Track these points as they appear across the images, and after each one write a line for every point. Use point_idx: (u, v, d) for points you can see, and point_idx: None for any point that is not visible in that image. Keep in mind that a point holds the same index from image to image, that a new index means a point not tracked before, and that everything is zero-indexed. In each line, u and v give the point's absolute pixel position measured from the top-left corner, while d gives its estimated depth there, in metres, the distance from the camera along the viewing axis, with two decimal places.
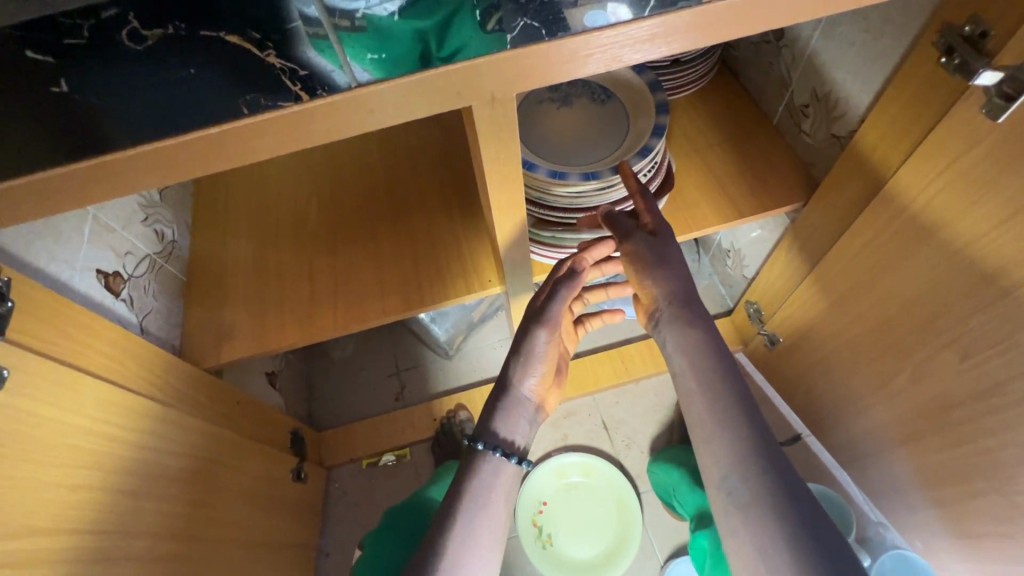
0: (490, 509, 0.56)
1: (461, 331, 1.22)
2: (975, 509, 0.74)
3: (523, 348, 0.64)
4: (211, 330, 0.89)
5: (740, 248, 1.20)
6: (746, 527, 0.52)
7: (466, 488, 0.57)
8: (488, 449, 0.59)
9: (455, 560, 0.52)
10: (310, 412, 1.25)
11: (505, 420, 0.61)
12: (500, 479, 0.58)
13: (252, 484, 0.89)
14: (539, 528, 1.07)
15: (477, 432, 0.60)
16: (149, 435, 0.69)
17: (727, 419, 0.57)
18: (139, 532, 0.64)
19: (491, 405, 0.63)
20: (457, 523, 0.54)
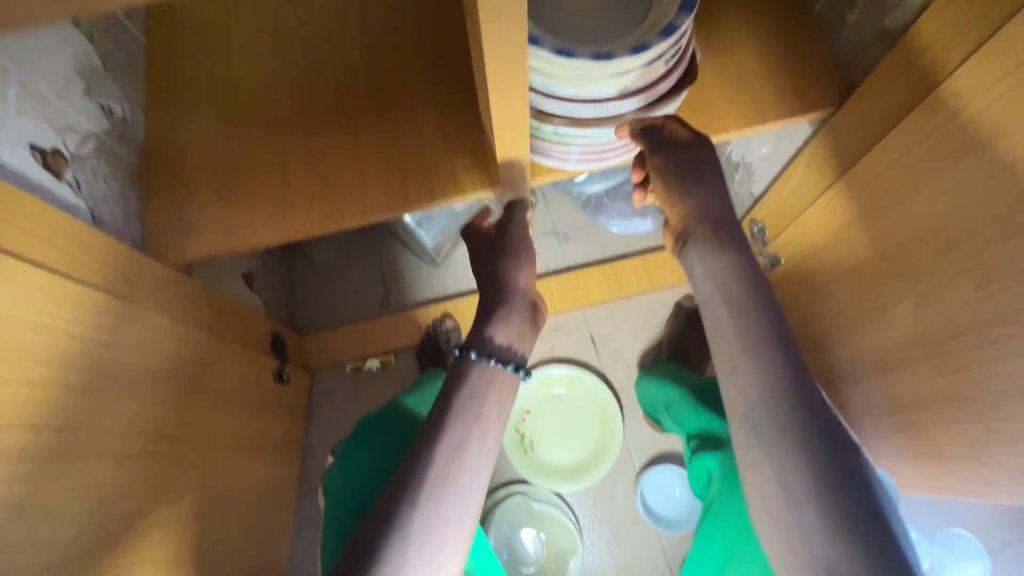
0: (483, 421, 0.52)
1: (449, 238, 1.15)
2: (948, 434, 0.75)
3: (510, 250, 0.62)
4: (175, 224, 0.82)
5: (750, 162, 1.12)
6: (770, 459, 0.51)
7: (454, 399, 0.52)
8: (483, 358, 0.55)
9: (445, 473, 0.48)
10: (293, 316, 1.21)
11: (499, 324, 0.58)
12: (490, 392, 0.54)
13: (232, 383, 0.87)
14: (520, 436, 1.08)
15: (470, 342, 0.56)
16: (110, 331, 0.64)
17: (757, 350, 0.54)
18: (107, 430, 0.61)
19: (482, 315, 0.59)
20: (446, 434, 0.50)
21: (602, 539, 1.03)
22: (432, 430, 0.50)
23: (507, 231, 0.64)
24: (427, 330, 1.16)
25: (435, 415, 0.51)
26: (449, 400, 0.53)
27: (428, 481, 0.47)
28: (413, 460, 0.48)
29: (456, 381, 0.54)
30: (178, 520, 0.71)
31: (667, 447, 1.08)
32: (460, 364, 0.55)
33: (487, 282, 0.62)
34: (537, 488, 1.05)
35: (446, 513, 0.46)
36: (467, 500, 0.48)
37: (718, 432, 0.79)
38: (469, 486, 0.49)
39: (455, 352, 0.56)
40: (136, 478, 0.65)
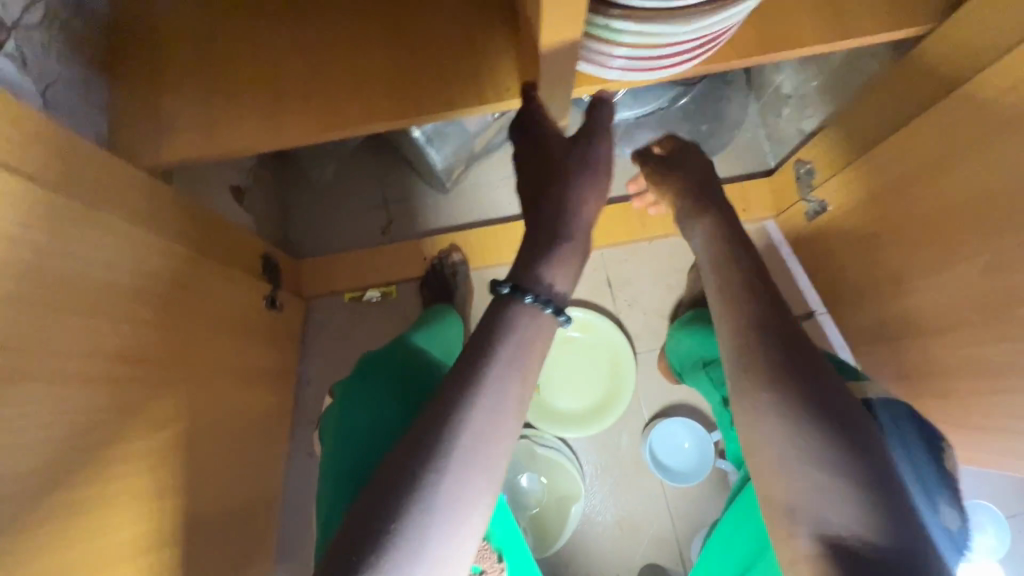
0: (528, 379, 0.41)
1: (462, 160, 1.03)
2: (989, 404, 0.70)
3: (570, 166, 0.49)
4: (147, 118, 0.70)
5: (806, 92, 1.01)
6: (753, 391, 0.51)
7: (494, 346, 0.41)
8: (537, 304, 0.42)
9: (473, 440, 0.39)
10: (286, 238, 1.12)
11: (557, 263, 0.45)
12: (537, 334, 0.42)
13: (219, 307, 0.80)
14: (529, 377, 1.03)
15: (518, 280, 0.43)
16: (68, 240, 0.55)
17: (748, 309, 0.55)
18: (68, 351, 0.54)
19: (532, 244, 0.45)
20: (481, 394, 0.39)
21: (605, 487, 1.00)
22: (462, 384, 0.40)
23: (576, 148, 0.50)
24: (432, 263, 1.07)
25: (463, 367, 0.40)
26: (483, 347, 0.41)
27: (454, 448, 0.38)
28: (436, 421, 0.39)
29: (491, 322, 0.42)
30: (159, 450, 0.65)
31: (678, 398, 1.03)
32: (499, 302, 0.43)
33: (544, 207, 0.47)
34: (540, 432, 1.01)
35: (470, 492, 0.38)
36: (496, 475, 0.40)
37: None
38: (500, 458, 0.40)
39: (503, 290, 0.43)
40: (110, 404, 0.59)
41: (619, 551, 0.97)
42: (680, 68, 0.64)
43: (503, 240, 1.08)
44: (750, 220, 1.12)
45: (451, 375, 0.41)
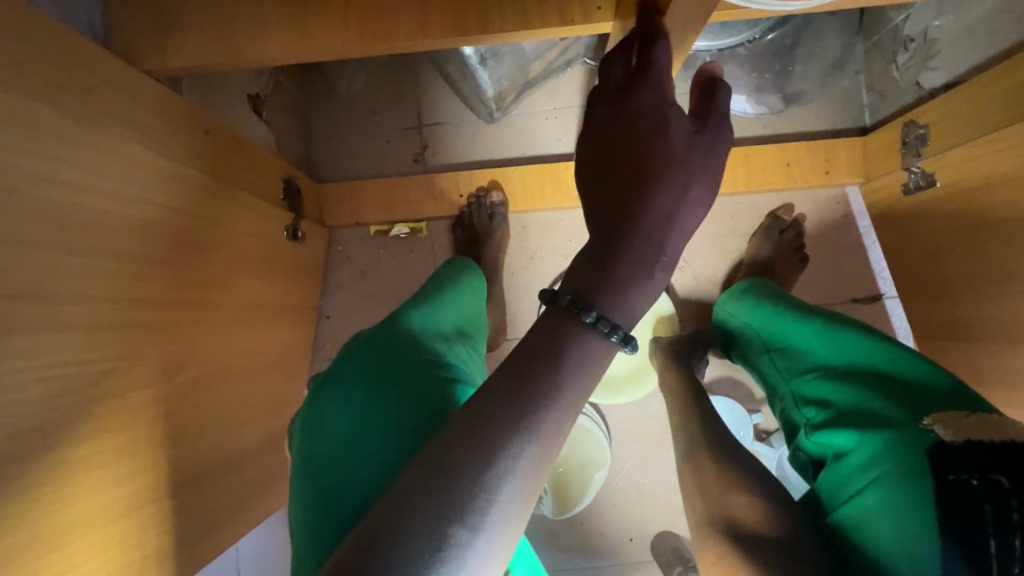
0: (575, 415, 0.33)
1: (513, 87, 0.89)
2: None
3: (684, 170, 0.35)
4: (149, 4, 0.57)
5: (938, 38, 0.82)
6: (702, 468, 0.61)
7: (543, 368, 0.32)
8: (619, 342, 0.33)
9: (498, 507, 0.30)
10: (309, 157, 1.01)
11: (645, 288, 0.34)
12: (592, 366, 0.33)
13: (236, 240, 0.71)
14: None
15: (583, 293, 0.33)
16: (55, 164, 0.45)
17: (704, 413, 0.70)
18: (66, 296, 0.46)
19: (620, 263, 0.34)
20: (520, 434, 0.30)
21: (630, 454, 0.97)
22: (486, 428, 0.30)
23: (695, 136, 0.36)
24: (469, 202, 0.96)
25: (492, 405, 0.31)
26: (518, 380, 0.32)
27: (483, 499, 0.30)
28: (448, 476, 0.30)
29: (539, 344, 0.33)
30: (177, 396, 0.60)
31: (718, 373, 0.97)
32: (553, 320, 0.33)
33: (641, 212, 0.34)
34: None
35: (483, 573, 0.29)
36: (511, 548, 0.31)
37: (870, 410, 0.54)
38: (520, 526, 0.31)
39: (587, 319, 0.32)
40: (119, 350, 0.52)
41: (637, 518, 0.96)
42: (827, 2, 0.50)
43: (551, 183, 0.95)
44: (831, 185, 0.98)
45: (469, 414, 0.31)
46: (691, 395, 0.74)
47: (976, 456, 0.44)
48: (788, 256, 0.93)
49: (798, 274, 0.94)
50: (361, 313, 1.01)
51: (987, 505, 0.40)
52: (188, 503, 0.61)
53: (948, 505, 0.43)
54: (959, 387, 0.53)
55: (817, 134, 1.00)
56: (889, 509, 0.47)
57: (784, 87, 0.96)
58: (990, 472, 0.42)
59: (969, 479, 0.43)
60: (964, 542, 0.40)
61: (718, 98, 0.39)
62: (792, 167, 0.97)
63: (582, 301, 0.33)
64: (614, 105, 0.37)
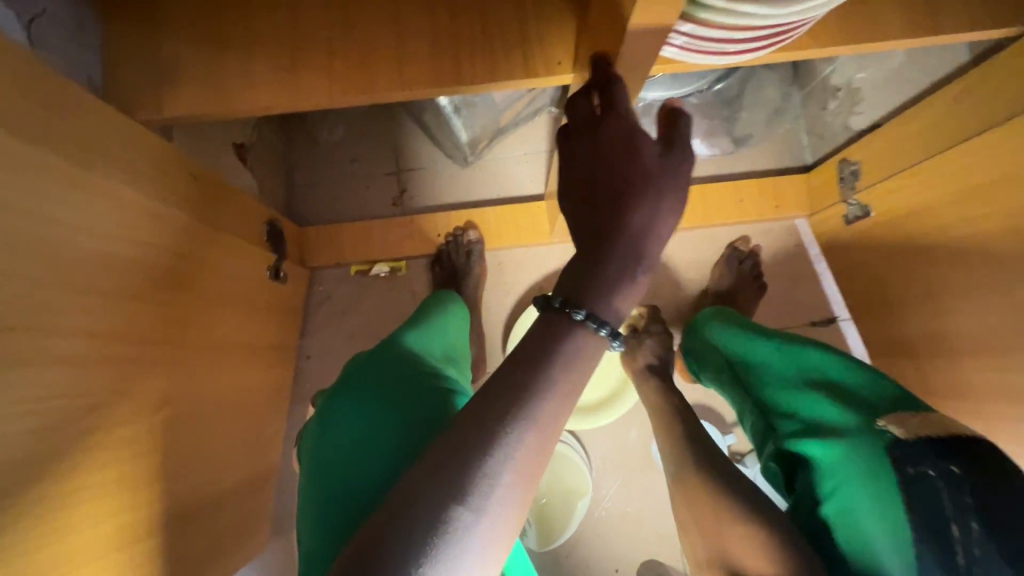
0: (570, 404, 0.36)
1: (486, 133, 0.96)
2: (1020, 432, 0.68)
3: (654, 183, 0.39)
4: (145, 61, 0.61)
5: (861, 86, 0.93)
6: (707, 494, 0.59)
7: (539, 367, 0.35)
8: (607, 334, 0.37)
9: (501, 490, 0.32)
10: (290, 203, 1.04)
11: (625, 286, 0.38)
12: (586, 356, 0.37)
13: (221, 280, 0.73)
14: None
15: (573, 296, 0.37)
16: (58, 206, 0.49)
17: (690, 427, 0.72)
18: (58, 331, 0.48)
19: (604, 267, 0.38)
20: (519, 424, 0.33)
21: (611, 481, 0.98)
22: (487, 420, 0.33)
23: (663, 160, 0.40)
24: (446, 240, 1.00)
25: (497, 395, 0.34)
26: (520, 375, 0.35)
27: (486, 484, 0.32)
28: (458, 461, 0.32)
29: (535, 342, 0.36)
30: (159, 431, 0.60)
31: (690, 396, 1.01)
32: (550, 323, 0.37)
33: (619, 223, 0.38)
34: None
35: (490, 552, 0.32)
36: (515, 534, 0.34)
37: (831, 413, 0.58)
38: (524, 511, 0.34)
39: (577, 316, 0.36)
40: (104, 386, 0.53)
41: (622, 547, 0.96)
42: (750, 56, 0.57)
43: (523, 221, 1.01)
44: (781, 218, 1.06)
45: (474, 409, 0.34)
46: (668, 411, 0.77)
47: (928, 446, 0.48)
48: (747, 284, 0.99)
49: (758, 300, 1.00)
50: (341, 352, 1.02)
51: (945, 493, 0.46)
52: (168, 544, 0.60)
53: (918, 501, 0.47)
54: (906, 390, 0.57)
55: (766, 172, 1.08)
56: (857, 501, 0.50)
57: (732, 129, 1.07)
58: (943, 461, 0.47)
59: (931, 471, 0.47)
60: (929, 530, 0.46)
61: (681, 121, 0.42)
62: (745, 202, 1.05)
63: (570, 299, 0.37)
64: (590, 136, 0.42)
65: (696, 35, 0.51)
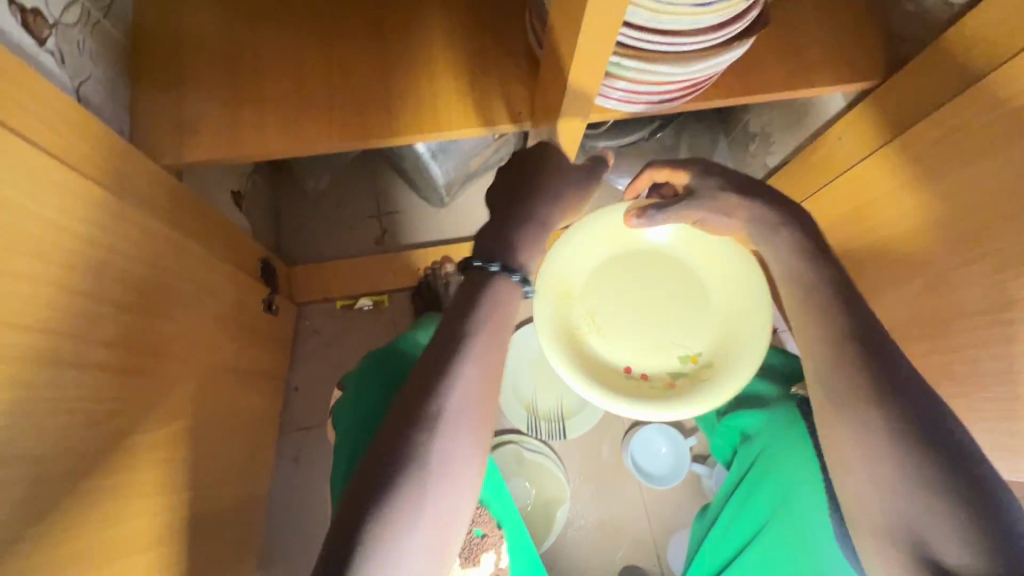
0: (498, 337, 0.51)
1: (459, 176, 1.09)
2: None
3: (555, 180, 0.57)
4: (170, 115, 0.72)
5: (771, 131, 1.11)
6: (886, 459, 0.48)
7: (470, 315, 0.51)
8: (515, 277, 0.52)
9: (455, 401, 0.48)
10: (279, 245, 1.13)
11: (530, 246, 0.54)
12: (507, 314, 0.52)
13: (224, 307, 0.81)
14: (676, 371, 0.66)
15: (490, 252, 0.53)
16: (106, 233, 0.57)
17: (804, 261, 0.57)
18: (98, 339, 0.55)
19: (512, 230, 0.53)
20: (460, 354, 0.49)
21: (587, 490, 1.05)
22: (439, 357, 0.49)
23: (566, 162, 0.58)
24: (427, 273, 1.10)
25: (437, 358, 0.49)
26: (457, 338, 0.50)
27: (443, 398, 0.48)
28: (423, 387, 0.48)
29: (469, 292, 0.51)
30: (165, 442, 0.66)
31: None
32: (476, 281, 0.52)
33: (526, 201, 0.55)
34: (531, 439, 1.05)
35: (456, 444, 0.48)
36: (476, 434, 0.50)
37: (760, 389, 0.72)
38: (478, 418, 0.50)
39: (492, 267, 0.51)
40: (126, 393, 0.59)
41: (598, 551, 1.03)
42: (670, 106, 0.72)
43: None
44: None
45: (431, 353, 0.50)
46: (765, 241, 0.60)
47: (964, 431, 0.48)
48: None
49: None
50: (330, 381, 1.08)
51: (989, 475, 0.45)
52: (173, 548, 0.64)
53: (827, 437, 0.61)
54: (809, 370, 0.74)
55: None
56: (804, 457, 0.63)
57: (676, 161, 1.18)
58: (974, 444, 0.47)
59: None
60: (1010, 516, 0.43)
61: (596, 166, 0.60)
62: None
63: (488, 257, 0.52)
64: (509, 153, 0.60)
65: (623, 89, 0.65)
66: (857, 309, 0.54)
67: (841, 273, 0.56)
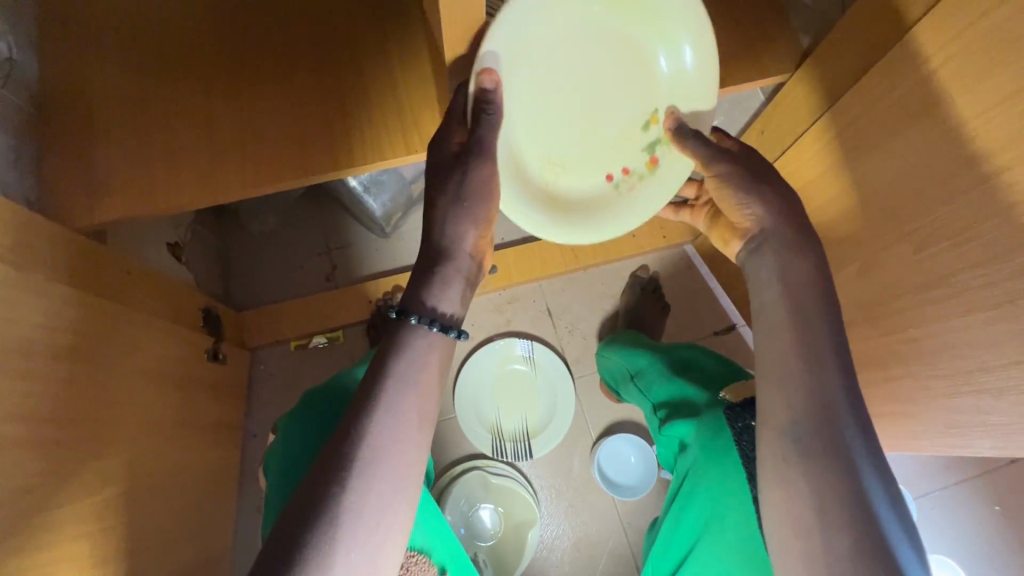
0: (422, 388, 0.49)
1: (400, 205, 1.09)
2: (881, 393, 0.78)
3: None
4: (82, 179, 0.71)
5: None
6: (807, 467, 0.47)
7: (391, 364, 0.49)
8: (422, 323, 0.50)
9: (375, 457, 0.46)
10: (227, 291, 1.12)
11: (440, 289, 0.52)
12: (428, 365, 0.51)
13: (158, 363, 0.79)
14: (650, 145, 0.64)
15: (405, 305, 0.51)
16: (9, 304, 0.56)
17: (799, 300, 0.52)
18: (5, 414, 0.53)
19: (422, 284, 0.52)
20: (382, 405, 0.47)
21: (557, 507, 1.04)
22: (362, 410, 0.47)
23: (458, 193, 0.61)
24: (378, 303, 1.10)
25: (355, 414, 0.47)
26: (372, 400, 0.47)
27: (362, 453, 0.45)
28: (344, 441, 0.46)
29: (389, 341, 0.51)
30: (98, 512, 0.64)
31: (621, 413, 1.09)
32: (394, 327, 0.51)
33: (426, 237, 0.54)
34: (495, 462, 1.04)
35: (373, 502, 0.45)
36: (402, 493, 0.47)
37: (687, 395, 0.77)
38: (405, 473, 0.47)
39: (393, 315, 0.51)
40: (40, 467, 0.57)
41: (577, 570, 1.02)
42: None
43: None
44: (672, 246, 1.17)
45: (355, 405, 0.48)
46: (750, 262, 0.58)
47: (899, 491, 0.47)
48: (652, 306, 1.10)
49: (663, 319, 1.10)
50: None
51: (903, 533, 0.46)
52: None
53: (748, 444, 0.64)
54: (733, 372, 0.80)
55: None
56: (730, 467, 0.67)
57: None
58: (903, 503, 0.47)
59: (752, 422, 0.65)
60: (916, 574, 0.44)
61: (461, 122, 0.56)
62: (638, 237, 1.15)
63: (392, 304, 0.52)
64: None
65: None
66: (844, 365, 0.50)
67: (837, 325, 0.51)
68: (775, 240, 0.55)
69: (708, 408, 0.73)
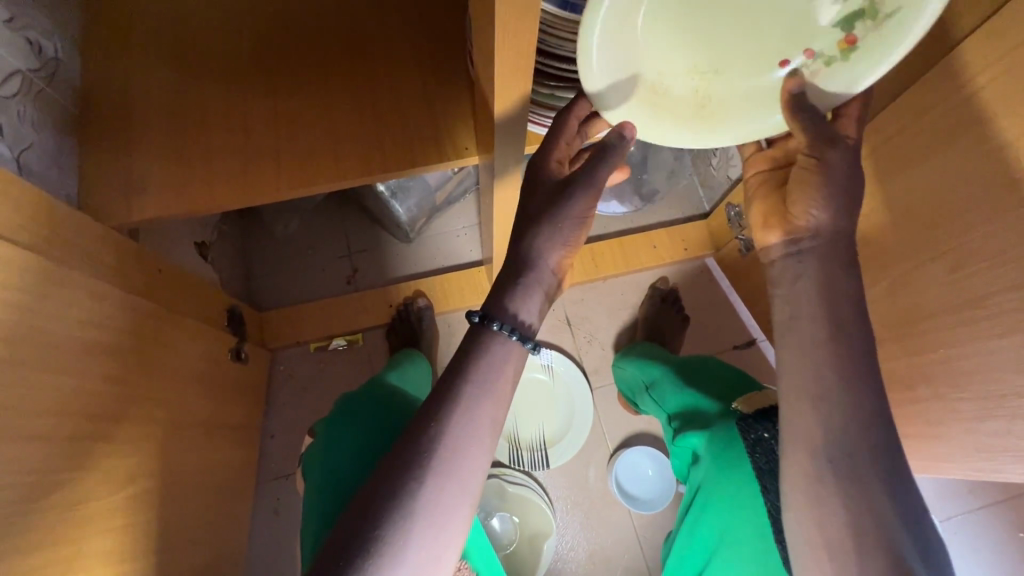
0: (498, 397, 0.49)
1: (425, 212, 1.10)
2: (910, 413, 0.77)
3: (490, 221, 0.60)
4: (118, 177, 0.72)
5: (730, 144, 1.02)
6: (839, 490, 0.46)
7: (470, 367, 0.49)
8: (503, 330, 0.50)
9: (446, 460, 0.46)
10: (249, 292, 1.13)
11: (523, 298, 0.52)
12: (505, 373, 0.50)
13: (182, 362, 0.79)
14: (850, 15, 0.47)
15: (487, 311, 0.51)
16: (49, 300, 0.57)
17: (833, 313, 0.50)
18: (41, 410, 0.54)
19: (501, 286, 0.52)
20: (460, 410, 0.47)
21: (573, 517, 1.03)
22: (440, 409, 0.47)
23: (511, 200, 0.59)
24: (400, 307, 1.10)
25: (430, 415, 0.47)
26: (448, 403, 0.47)
27: (435, 455, 0.46)
28: (418, 439, 0.46)
29: (467, 349, 0.50)
30: (126, 509, 0.65)
31: (639, 425, 1.08)
32: (477, 331, 0.51)
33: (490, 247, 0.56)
34: (512, 471, 1.03)
35: (442, 501, 0.45)
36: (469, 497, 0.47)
37: (699, 406, 0.77)
38: (475, 479, 0.47)
39: (474, 319, 0.51)
40: (72, 462, 0.58)
41: None
42: None
43: (468, 286, 1.13)
44: (691, 259, 1.18)
45: (431, 407, 0.48)
46: (781, 268, 0.53)
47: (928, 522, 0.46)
48: (672, 319, 1.09)
49: (683, 332, 1.09)
50: (304, 426, 1.07)
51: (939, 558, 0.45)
52: None
53: (761, 456, 0.62)
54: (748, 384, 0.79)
55: (672, 221, 1.20)
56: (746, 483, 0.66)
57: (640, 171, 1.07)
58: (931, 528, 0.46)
59: (764, 433, 0.63)
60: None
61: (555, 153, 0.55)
62: (658, 248, 1.16)
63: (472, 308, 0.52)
64: None
65: None
66: (879, 389, 0.48)
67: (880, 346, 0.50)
68: (813, 249, 0.52)
69: (719, 420, 0.72)
